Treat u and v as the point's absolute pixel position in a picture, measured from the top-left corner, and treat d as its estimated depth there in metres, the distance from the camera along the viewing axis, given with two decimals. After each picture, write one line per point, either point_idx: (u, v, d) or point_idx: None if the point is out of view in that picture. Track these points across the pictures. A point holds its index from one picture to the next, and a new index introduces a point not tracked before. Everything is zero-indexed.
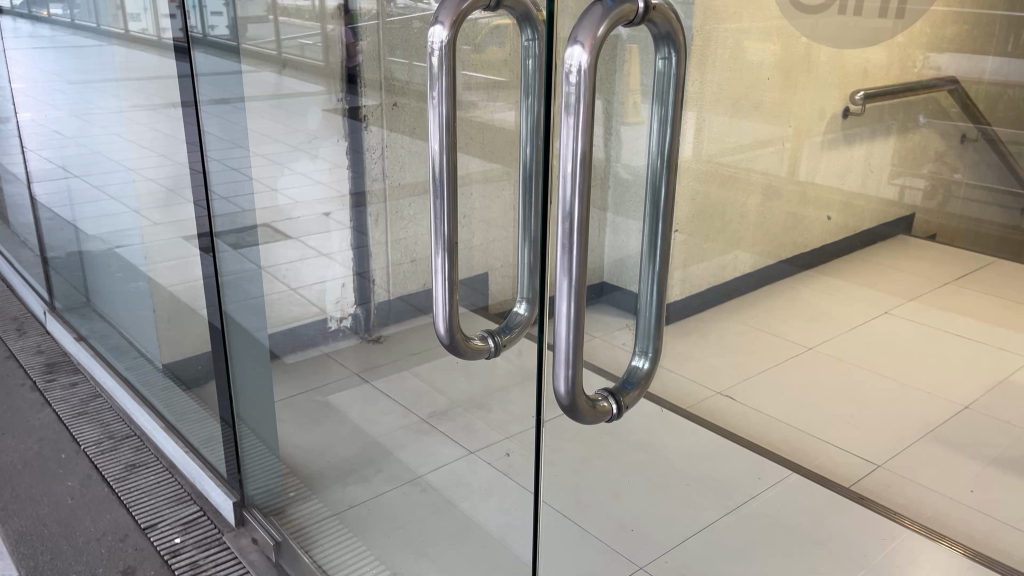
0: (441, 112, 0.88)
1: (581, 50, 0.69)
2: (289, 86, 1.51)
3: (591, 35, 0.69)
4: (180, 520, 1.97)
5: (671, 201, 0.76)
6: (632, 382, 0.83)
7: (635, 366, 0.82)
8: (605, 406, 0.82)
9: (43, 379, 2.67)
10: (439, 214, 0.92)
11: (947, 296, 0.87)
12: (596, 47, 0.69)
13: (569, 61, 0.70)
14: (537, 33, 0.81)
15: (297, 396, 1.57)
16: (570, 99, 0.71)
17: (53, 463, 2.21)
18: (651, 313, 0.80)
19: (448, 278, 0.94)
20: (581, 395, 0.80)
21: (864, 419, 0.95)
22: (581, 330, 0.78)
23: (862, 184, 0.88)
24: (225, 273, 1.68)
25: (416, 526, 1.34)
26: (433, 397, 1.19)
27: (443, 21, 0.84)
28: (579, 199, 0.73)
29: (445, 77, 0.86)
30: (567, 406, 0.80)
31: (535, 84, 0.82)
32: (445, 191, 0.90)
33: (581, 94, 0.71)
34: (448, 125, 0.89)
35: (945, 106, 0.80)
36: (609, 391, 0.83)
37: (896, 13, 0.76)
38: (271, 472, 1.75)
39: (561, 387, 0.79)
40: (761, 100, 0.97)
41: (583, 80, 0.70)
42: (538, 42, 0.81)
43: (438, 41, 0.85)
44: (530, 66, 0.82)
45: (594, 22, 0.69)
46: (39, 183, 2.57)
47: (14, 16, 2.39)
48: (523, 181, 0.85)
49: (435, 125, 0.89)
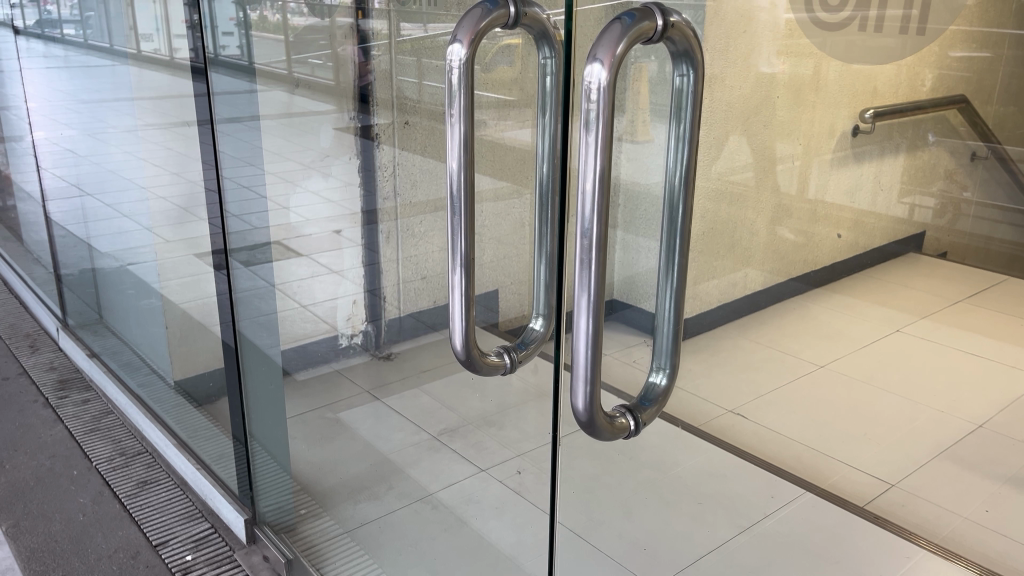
0: (459, 132, 0.89)
1: (601, 67, 0.69)
2: (299, 105, 1.46)
3: (610, 53, 0.69)
4: (191, 536, 1.96)
5: (689, 219, 0.76)
6: (650, 399, 0.84)
7: (653, 383, 0.83)
8: (623, 422, 0.83)
9: (55, 396, 2.68)
10: (457, 234, 0.91)
11: (957, 313, 0.86)
12: (615, 64, 0.69)
13: (589, 78, 0.70)
14: (554, 51, 0.82)
15: (309, 412, 1.58)
16: (589, 117, 0.71)
17: (64, 480, 2.21)
18: (668, 332, 0.80)
19: (464, 300, 0.94)
20: (600, 412, 0.81)
21: (876, 438, 0.89)
22: (599, 347, 0.78)
23: (871, 202, 0.87)
24: (238, 290, 1.69)
25: (427, 543, 1.33)
26: (444, 414, 1.19)
27: (460, 39, 0.84)
28: (598, 216, 0.73)
29: (464, 97, 0.86)
30: (585, 422, 0.81)
31: (552, 103, 0.82)
32: (461, 207, 0.91)
33: (601, 111, 0.71)
34: (466, 144, 0.89)
35: (953, 123, 0.79)
36: (627, 407, 0.84)
37: (917, 32, 0.76)
38: (282, 490, 1.75)
39: (579, 403, 0.80)
40: (767, 123, 0.91)
41: (602, 97, 0.70)
42: (555, 60, 0.82)
43: (456, 59, 0.84)
44: (548, 84, 0.82)
45: (614, 40, 0.69)
46: (52, 201, 2.59)
47: (28, 37, 2.43)
48: (540, 201, 0.85)
49: (454, 142, 0.89)
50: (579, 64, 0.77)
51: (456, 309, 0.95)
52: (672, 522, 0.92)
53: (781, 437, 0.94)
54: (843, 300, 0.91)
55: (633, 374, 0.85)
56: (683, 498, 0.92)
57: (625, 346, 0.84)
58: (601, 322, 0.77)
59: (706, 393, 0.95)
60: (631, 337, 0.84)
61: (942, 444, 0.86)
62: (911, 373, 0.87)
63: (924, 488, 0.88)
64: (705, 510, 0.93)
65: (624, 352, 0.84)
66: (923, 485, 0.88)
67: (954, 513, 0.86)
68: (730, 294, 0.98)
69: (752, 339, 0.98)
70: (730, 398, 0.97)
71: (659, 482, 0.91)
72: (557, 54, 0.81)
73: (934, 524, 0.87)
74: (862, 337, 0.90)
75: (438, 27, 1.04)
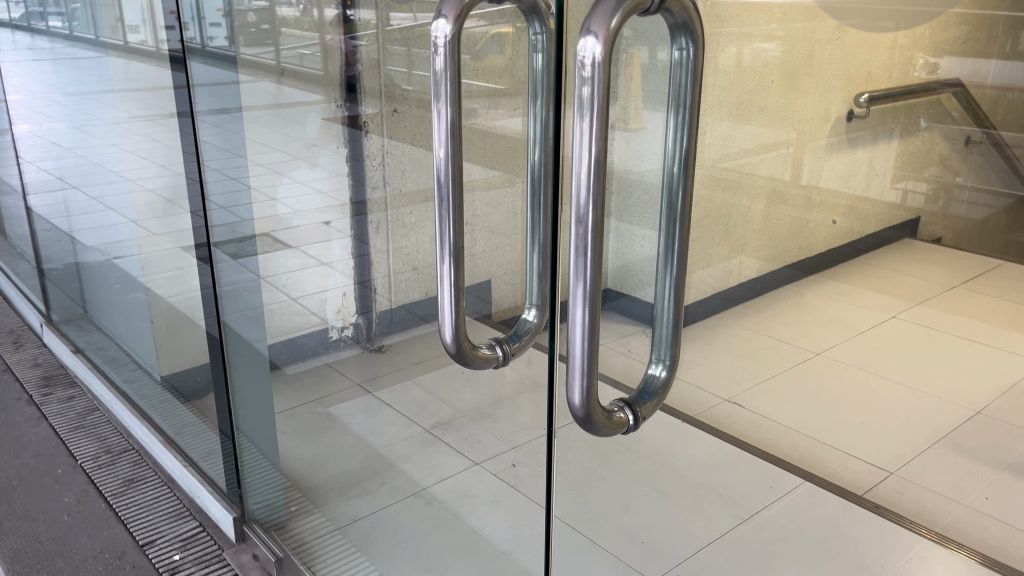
0: (445, 117, 0.87)
1: (595, 41, 0.67)
2: (289, 94, 1.48)
3: (604, 26, 0.67)
4: (180, 535, 1.94)
5: (690, 204, 0.74)
6: (649, 392, 0.81)
7: (652, 375, 0.81)
8: (622, 417, 0.80)
9: (39, 393, 2.65)
10: (443, 219, 0.91)
11: (954, 300, 0.83)
12: (610, 37, 0.67)
13: (583, 51, 0.68)
14: (544, 26, 0.80)
15: (298, 407, 1.56)
16: (584, 97, 0.69)
17: (49, 479, 2.19)
18: (669, 323, 0.78)
19: (454, 288, 0.95)
20: (598, 407, 0.79)
21: (875, 426, 0.88)
22: (596, 336, 0.76)
23: (865, 188, 0.85)
24: (222, 283, 1.67)
25: (419, 540, 1.31)
26: (436, 407, 1.18)
27: (446, 15, 0.83)
28: (592, 201, 0.71)
29: (449, 81, 0.85)
30: (581, 417, 0.78)
31: (544, 89, 0.80)
32: (450, 179, 0.89)
33: (595, 89, 0.69)
34: (452, 129, 0.88)
35: (949, 108, 0.78)
36: (625, 401, 0.81)
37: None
38: (272, 486, 1.73)
39: (575, 399, 0.78)
40: (762, 108, 0.90)
41: (597, 72, 0.68)
42: (546, 35, 0.80)
43: (443, 35, 0.83)
44: (540, 64, 0.80)
45: (609, 13, 0.67)
46: (36, 195, 2.55)
47: (13, 28, 2.37)
48: (532, 188, 0.84)
49: (440, 130, 0.89)
50: (570, 46, 0.76)
51: (445, 299, 0.95)
52: (668, 516, 0.93)
53: (780, 426, 0.94)
54: (840, 286, 0.89)
55: (628, 364, 0.86)
56: (679, 491, 0.92)
57: (624, 334, 0.86)
58: (597, 313, 0.75)
59: (701, 380, 0.98)
60: (628, 325, 0.85)
61: (939, 431, 0.84)
62: (909, 361, 0.86)
63: (922, 476, 0.85)
64: (703, 502, 0.94)
65: (621, 341, 0.86)
66: (921, 473, 0.85)
67: (954, 501, 0.83)
68: (726, 281, 0.98)
69: (750, 326, 0.98)
70: (723, 387, 1.00)
71: (656, 473, 0.90)
72: (547, 32, 0.80)
73: (932, 512, 0.85)
74: (858, 322, 0.89)
75: (426, 15, 1.03)
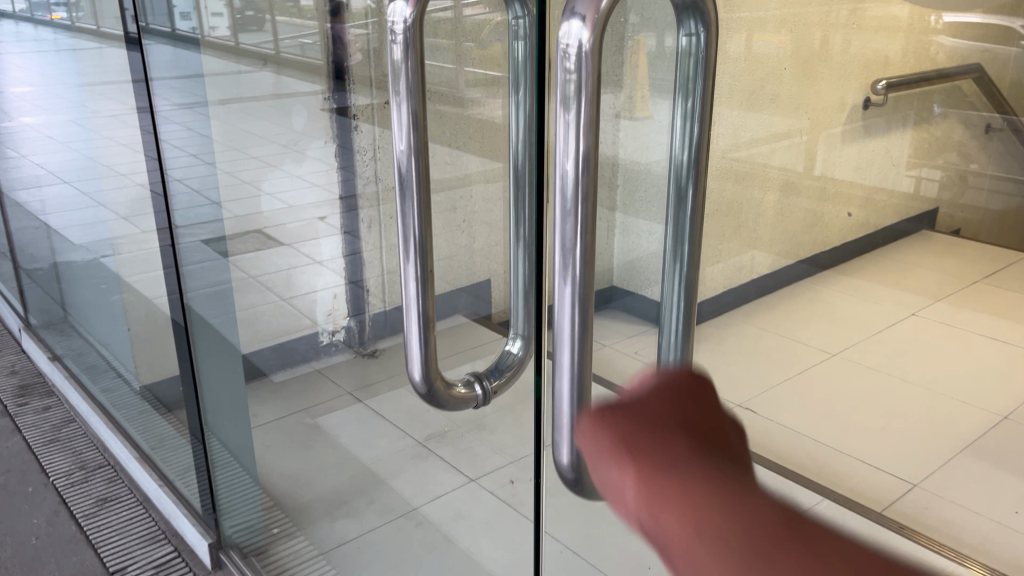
0: (406, 109, 0.72)
1: (580, 26, 0.51)
2: (288, 84, 1.61)
3: (592, 9, 0.51)
4: (152, 561, 1.80)
5: (701, 219, 0.59)
6: None
7: None
8: None
9: (14, 404, 2.60)
10: (409, 236, 0.75)
11: (976, 296, 0.79)
12: (601, 19, 0.51)
13: (564, 36, 0.52)
14: (527, 9, 0.70)
15: (282, 418, 1.50)
16: (566, 95, 0.53)
17: (19, 498, 2.11)
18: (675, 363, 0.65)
19: (423, 313, 0.78)
20: None
21: (893, 429, 0.88)
22: (588, 393, 0.59)
23: (884, 177, 0.80)
24: (190, 290, 1.50)
25: (410, 563, 1.27)
26: (429, 419, 1.10)
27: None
28: (582, 203, 0.55)
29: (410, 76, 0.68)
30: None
31: (527, 78, 0.71)
32: (410, 181, 0.75)
33: (582, 82, 0.53)
34: (416, 125, 0.73)
35: (967, 94, 0.72)
36: None
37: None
38: (252, 506, 1.58)
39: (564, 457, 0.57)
40: (773, 96, 0.86)
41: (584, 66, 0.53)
42: (529, 19, 0.70)
43: (400, 20, 0.67)
44: (520, 50, 0.71)
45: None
46: (26, 190, 2.47)
47: (17, 19, 2.27)
48: (516, 187, 0.75)
49: (400, 125, 0.73)
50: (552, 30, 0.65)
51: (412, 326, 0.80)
52: None
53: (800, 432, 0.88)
54: (842, 281, 0.85)
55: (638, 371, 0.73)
56: None
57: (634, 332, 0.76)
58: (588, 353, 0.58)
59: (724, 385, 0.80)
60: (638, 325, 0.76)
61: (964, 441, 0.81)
62: (924, 364, 0.83)
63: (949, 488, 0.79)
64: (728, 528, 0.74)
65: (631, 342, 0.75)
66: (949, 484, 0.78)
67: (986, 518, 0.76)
68: (739, 276, 0.87)
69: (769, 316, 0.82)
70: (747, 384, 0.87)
71: None
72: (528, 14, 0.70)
73: None
74: (877, 322, 0.86)
75: None
